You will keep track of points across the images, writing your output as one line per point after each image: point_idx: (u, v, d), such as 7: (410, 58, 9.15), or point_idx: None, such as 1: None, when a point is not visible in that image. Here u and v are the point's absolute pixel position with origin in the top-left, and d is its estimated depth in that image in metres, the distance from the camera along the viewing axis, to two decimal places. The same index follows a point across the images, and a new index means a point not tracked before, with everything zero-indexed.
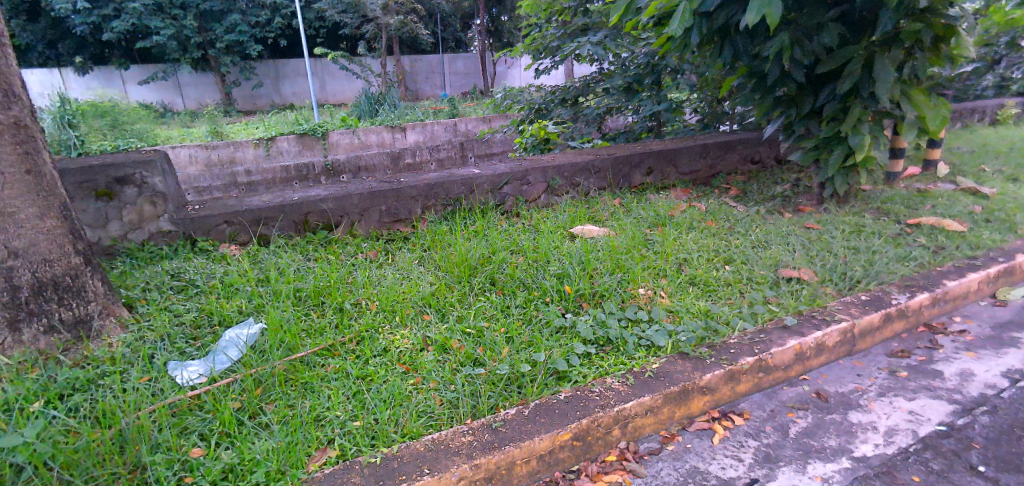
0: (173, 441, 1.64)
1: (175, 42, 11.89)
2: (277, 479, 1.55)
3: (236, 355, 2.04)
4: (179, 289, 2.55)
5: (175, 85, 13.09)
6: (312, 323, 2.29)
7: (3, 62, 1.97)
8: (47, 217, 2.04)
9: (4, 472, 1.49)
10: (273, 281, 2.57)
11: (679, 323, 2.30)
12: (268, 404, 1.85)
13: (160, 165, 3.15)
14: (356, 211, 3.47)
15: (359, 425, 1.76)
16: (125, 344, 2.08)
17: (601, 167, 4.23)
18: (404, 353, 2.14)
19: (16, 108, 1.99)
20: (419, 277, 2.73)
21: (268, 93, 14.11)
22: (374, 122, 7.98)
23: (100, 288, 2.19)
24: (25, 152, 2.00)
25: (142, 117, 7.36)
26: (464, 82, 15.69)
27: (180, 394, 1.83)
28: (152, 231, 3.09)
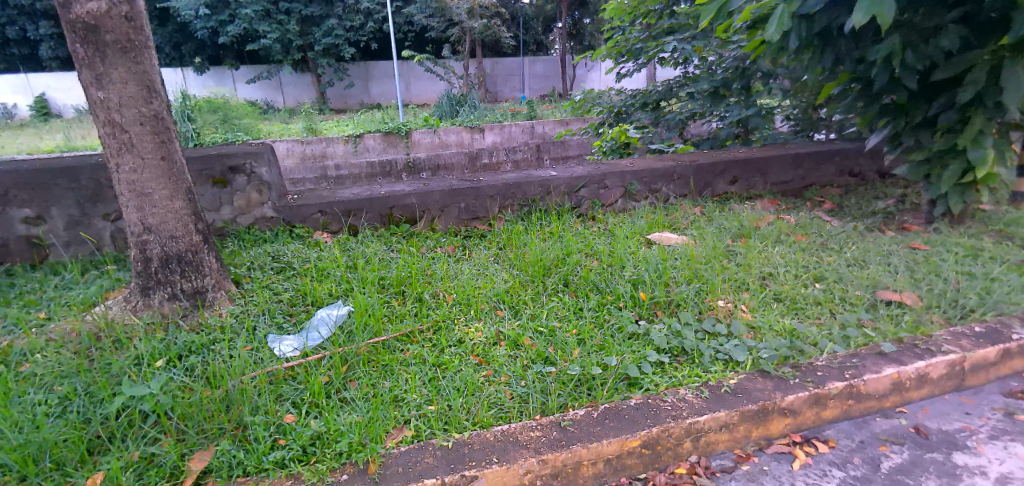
0: (270, 405, 1.79)
1: (279, 45, 12.85)
2: (358, 450, 1.66)
3: (326, 333, 2.21)
4: (278, 269, 2.79)
5: (277, 85, 14.32)
6: (393, 310, 2.43)
7: (147, 62, 2.21)
8: (175, 199, 2.29)
9: (133, 417, 1.73)
10: (359, 268, 2.75)
11: (760, 340, 2.19)
12: (352, 381, 1.98)
13: (267, 156, 3.42)
14: (437, 208, 3.61)
15: (433, 410, 1.84)
16: (233, 314, 2.31)
17: (682, 173, 4.11)
18: (478, 345, 2.21)
19: (156, 103, 2.23)
20: (494, 274, 2.80)
21: (358, 93, 14.99)
22: (454, 123, 8.20)
23: (214, 265, 2.45)
24: (161, 141, 2.24)
25: (247, 112, 8.03)
26: (543, 84, 15.80)
27: (277, 364, 2.00)
28: (257, 216, 3.38)
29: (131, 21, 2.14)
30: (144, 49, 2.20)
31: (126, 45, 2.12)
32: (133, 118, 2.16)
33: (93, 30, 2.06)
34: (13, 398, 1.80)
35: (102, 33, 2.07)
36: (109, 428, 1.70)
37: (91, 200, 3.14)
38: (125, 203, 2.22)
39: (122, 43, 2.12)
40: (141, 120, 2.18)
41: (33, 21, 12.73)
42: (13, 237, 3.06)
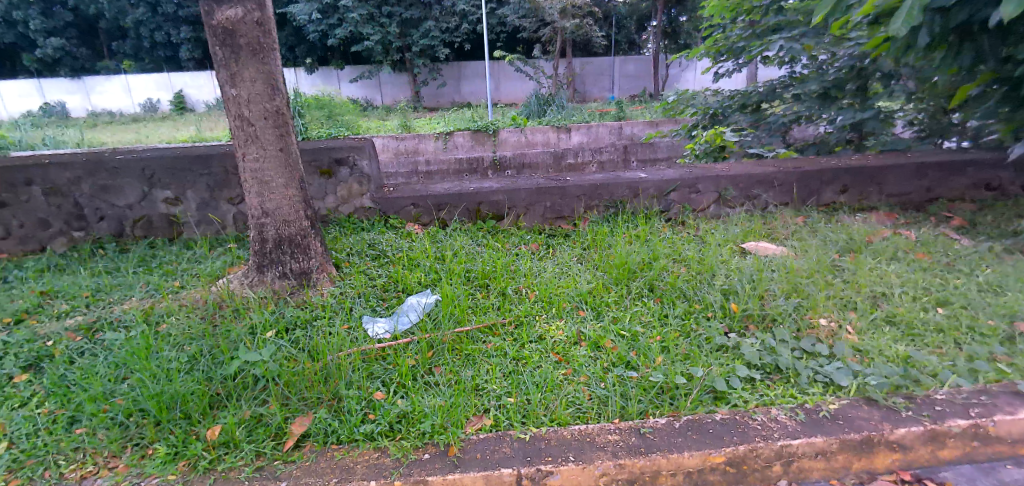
0: (362, 382, 1.92)
1: (381, 46, 13.57)
2: (439, 433, 1.74)
3: (414, 318, 2.32)
4: (374, 256, 2.97)
5: (377, 84, 15.17)
6: (477, 302, 2.50)
7: (273, 63, 2.42)
8: (289, 187, 2.50)
9: (247, 379, 1.93)
10: (447, 260, 2.86)
11: (868, 365, 2.01)
12: (436, 367, 2.07)
13: (368, 150, 3.63)
14: (523, 205, 3.66)
15: (512, 402, 1.87)
16: (333, 296, 2.49)
17: (784, 180, 3.85)
18: (558, 343, 2.21)
19: (278, 100, 2.44)
20: (577, 274, 2.79)
21: (450, 92, 15.51)
22: (541, 122, 8.20)
23: (319, 249, 2.66)
24: (281, 134, 2.45)
25: (350, 110, 8.56)
26: (634, 85, 15.40)
27: (370, 343, 2.13)
28: (357, 206, 3.62)
29: (262, 25, 2.36)
30: (271, 50, 2.42)
31: (256, 47, 2.35)
32: (258, 113, 2.39)
33: (230, 34, 2.30)
34: (154, 353, 2.08)
35: (237, 37, 2.30)
36: (227, 387, 1.91)
37: (219, 185, 3.52)
38: (248, 188, 2.47)
39: (253, 45, 2.34)
40: (265, 115, 2.40)
41: (176, 27, 14.43)
42: (156, 214, 3.51)
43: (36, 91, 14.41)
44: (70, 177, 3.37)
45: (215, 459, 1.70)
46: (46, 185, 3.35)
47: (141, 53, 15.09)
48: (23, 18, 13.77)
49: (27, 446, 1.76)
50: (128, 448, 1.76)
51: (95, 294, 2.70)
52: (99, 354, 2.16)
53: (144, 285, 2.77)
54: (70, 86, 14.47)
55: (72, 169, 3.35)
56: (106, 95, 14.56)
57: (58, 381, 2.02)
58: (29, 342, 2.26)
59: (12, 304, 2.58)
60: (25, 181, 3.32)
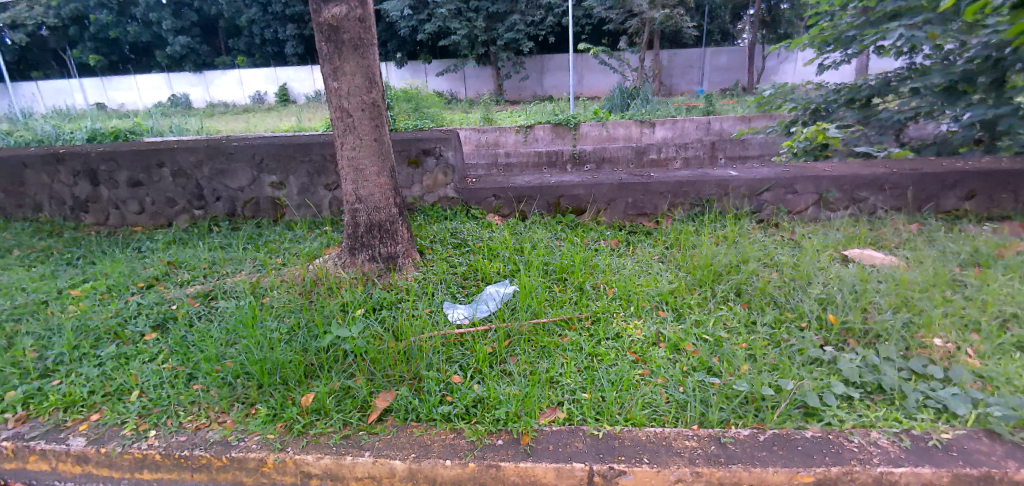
0: (441, 365, 2.00)
1: (467, 40, 13.85)
2: (513, 421, 1.77)
3: (493, 307, 2.38)
4: (455, 245, 3.06)
5: (461, 78, 15.55)
6: (555, 295, 2.50)
7: (372, 57, 2.55)
8: (382, 175, 2.63)
9: (338, 353, 2.07)
10: (526, 252, 2.88)
11: (991, 394, 1.78)
12: (512, 356, 2.10)
13: (453, 142, 3.73)
14: (603, 200, 3.61)
15: (587, 397, 1.86)
16: (417, 281, 2.60)
17: (896, 183, 3.49)
18: (636, 342, 2.16)
19: (375, 92, 2.57)
20: (658, 273, 2.70)
21: (533, 86, 15.55)
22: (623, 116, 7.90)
23: (405, 235, 2.78)
24: (376, 125, 2.58)
25: (436, 102, 8.82)
26: (725, 78, 14.56)
27: (450, 328, 2.21)
28: (441, 196, 3.74)
29: (363, 22, 2.49)
30: (370, 45, 2.54)
31: (358, 42, 2.48)
32: (356, 105, 2.53)
33: (335, 30, 2.44)
34: (258, 322, 2.29)
35: (341, 33, 2.45)
36: (319, 359, 2.06)
37: (317, 172, 3.77)
38: (344, 176, 2.63)
39: (354, 41, 2.48)
40: (362, 106, 2.54)
41: (283, 24, 15.56)
42: (262, 196, 3.83)
43: (165, 84, 16.16)
44: (194, 161, 3.77)
45: (308, 423, 1.84)
46: (175, 167, 3.79)
47: (252, 49, 16.43)
48: (157, 19, 15.45)
49: (155, 396, 2.01)
50: (234, 406, 1.95)
51: (211, 266, 3.01)
52: (213, 319, 2.42)
53: (252, 260, 3.05)
54: (193, 79, 16.09)
55: (195, 153, 3.75)
56: (222, 87, 16.05)
57: (180, 341, 2.28)
58: (158, 305, 2.57)
59: (145, 272, 2.94)
60: (159, 164, 3.79)
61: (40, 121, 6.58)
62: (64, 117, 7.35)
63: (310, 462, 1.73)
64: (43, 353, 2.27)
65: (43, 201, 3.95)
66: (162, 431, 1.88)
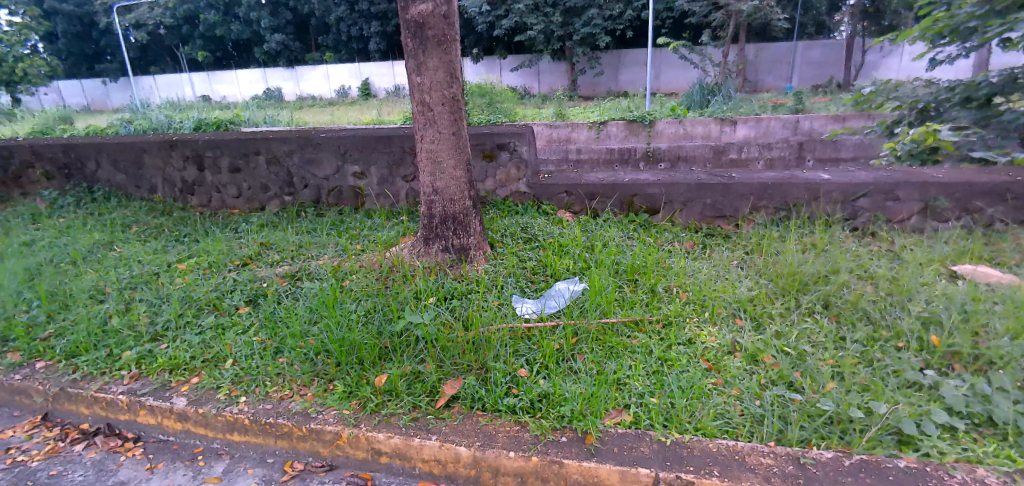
0: (509, 358, 2.02)
1: (543, 36, 13.80)
2: (578, 419, 1.76)
3: (561, 304, 2.37)
4: (526, 239, 3.08)
5: (535, 73, 15.60)
6: (625, 295, 2.46)
7: (454, 52, 2.61)
8: (458, 169, 2.70)
9: (411, 339, 2.16)
10: (597, 250, 2.85)
11: None
12: (579, 354, 2.08)
13: (528, 137, 3.73)
14: (680, 201, 3.49)
15: (655, 402, 1.81)
16: (487, 273, 2.65)
17: (1021, 193, 3.10)
18: (709, 350, 2.08)
19: (455, 87, 2.62)
20: (736, 279, 2.58)
21: (608, 81, 15.30)
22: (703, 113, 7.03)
23: (478, 227, 2.83)
24: (455, 120, 2.64)
25: (510, 97, 8.86)
26: (819, 73, 13.53)
27: (518, 322, 2.23)
28: (513, 190, 3.77)
29: (448, 18, 2.55)
30: (453, 41, 2.60)
31: (442, 39, 2.54)
32: (438, 100, 2.60)
33: (421, 27, 2.52)
34: (338, 303, 2.42)
35: (426, 30, 2.52)
36: (393, 343, 2.15)
37: (397, 164, 3.92)
38: (423, 168, 2.72)
39: (439, 37, 2.54)
40: (443, 101, 2.60)
41: (368, 21, 16.23)
42: (345, 186, 4.04)
43: (261, 78, 17.40)
44: (286, 150, 4.04)
45: (380, 403, 1.93)
46: (269, 155, 4.08)
47: (339, 46, 17.27)
48: (257, 18, 16.61)
49: (246, 365, 2.19)
50: (315, 381, 2.08)
51: (298, 248, 3.21)
52: (299, 298, 2.59)
53: (334, 245, 3.23)
54: (285, 74, 17.21)
55: (288, 143, 4.02)
56: (311, 81, 17.05)
57: (269, 317, 2.46)
58: (251, 282, 2.78)
59: (240, 251, 3.19)
60: (256, 152, 4.09)
61: (155, 112, 7.30)
62: (175, 108, 8.11)
63: (381, 440, 1.81)
64: (154, 319, 2.53)
65: (157, 183, 4.39)
66: (251, 398, 2.04)
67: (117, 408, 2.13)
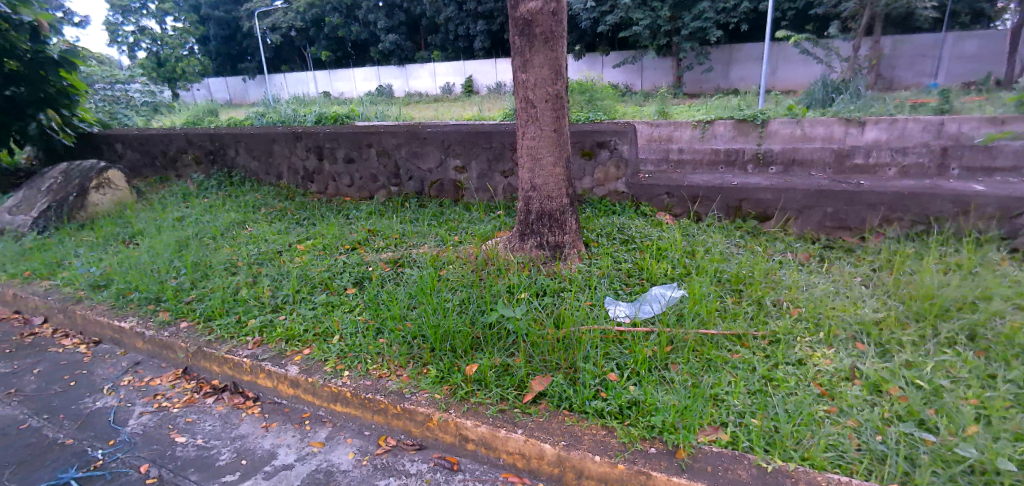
0: (599, 360, 1.98)
1: (649, 31, 13.35)
2: (669, 432, 1.68)
3: (657, 309, 2.29)
4: (622, 240, 3.00)
5: (638, 69, 15.19)
6: (728, 306, 2.32)
7: (560, 49, 2.59)
8: (557, 166, 2.69)
9: (503, 332, 2.19)
10: (698, 256, 2.72)
11: None
12: (673, 364, 2.00)
13: (630, 135, 3.62)
14: (795, 208, 3.23)
15: (757, 424, 1.68)
16: (580, 273, 2.63)
17: None
18: (823, 374, 1.90)
19: (560, 84, 2.61)
20: (860, 298, 2.33)
21: (715, 77, 14.42)
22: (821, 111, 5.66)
23: (574, 225, 2.81)
24: (557, 117, 2.64)
25: (610, 95, 8.68)
26: (970, 69, 11.82)
27: (610, 325, 2.19)
28: (611, 189, 3.70)
29: (556, 15, 2.53)
30: (560, 38, 2.58)
31: (549, 36, 2.54)
32: (541, 97, 2.60)
33: (529, 24, 2.53)
34: (436, 292, 2.52)
35: (534, 27, 2.53)
36: (485, 334, 2.20)
37: (496, 159, 3.99)
38: (523, 164, 2.74)
39: (546, 34, 2.54)
40: (546, 98, 2.60)
41: (474, 20, 16.68)
42: (447, 179, 4.20)
43: (375, 75, 18.61)
44: (395, 143, 4.27)
45: (470, 391, 1.99)
46: (380, 148, 4.34)
47: (446, 45, 17.96)
48: (374, 20, 17.71)
49: (350, 343, 2.35)
50: (411, 364, 2.18)
51: (401, 237, 3.39)
52: (400, 284, 2.73)
53: (434, 235, 3.37)
54: (396, 71, 18.26)
55: (398, 137, 4.25)
56: (419, 79, 17.94)
57: (373, 299, 2.63)
58: (359, 266, 2.99)
59: (351, 236, 3.43)
60: (368, 144, 4.37)
61: (284, 107, 8.06)
62: (300, 103, 8.90)
63: (468, 427, 1.86)
64: (276, 292, 2.80)
65: (284, 171, 4.85)
66: (353, 373, 2.19)
67: (242, 369, 2.38)
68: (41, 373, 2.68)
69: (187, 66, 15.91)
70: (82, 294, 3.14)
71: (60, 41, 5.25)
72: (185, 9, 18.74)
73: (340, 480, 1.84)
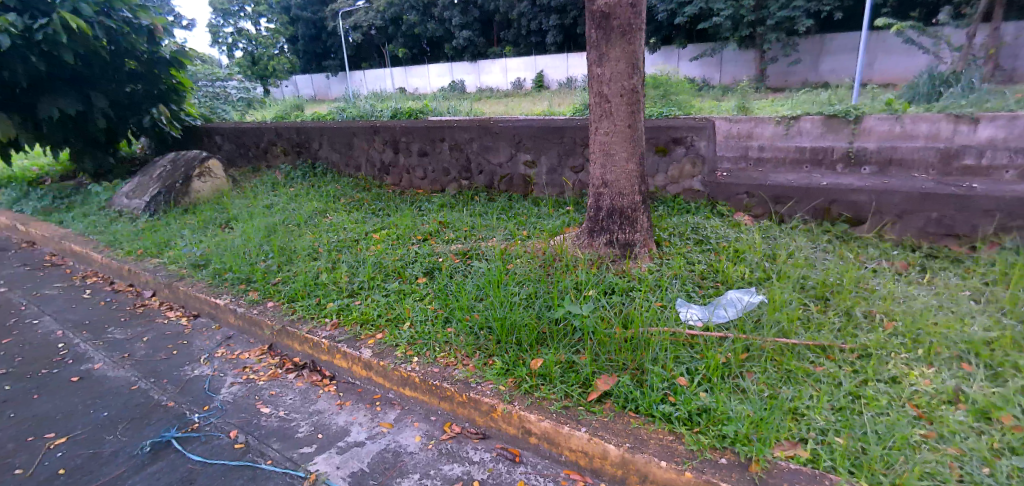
0: (668, 363, 1.93)
1: (730, 22, 12.69)
2: (742, 444, 1.61)
3: (733, 314, 2.19)
4: (696, 241, 2.90)
5: (717, 63, 14.62)
6: (811, 316, 2.18)
7: (638, 42, 2.52)
8: (630, 162, 2.63)
9: (569, 329, 2.18)
10: (780, 261, 2.57)
11: None
12: (748, 373, 1.90)
13: (708, 131, 3.47)
14: (892, 212, 2.97)
15: (841, 443, 1.57)
16: (651, 272, 2.56)
17: None
18: (920, 394, 1.74)
19: (636, 78, 2.54)
20: (967, 314, 2.11)
21: (804, 71, 13.52)
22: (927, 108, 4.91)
23: (645, 224, 2.74)
24: (632, 111, 2.58)
25: (686, 89, 8.36)
26: None
27: (680, 327, 2.12)
28: (685, 187, 3.57)
29: (635, 7, 2.46)
30: (638, 31, 2.51)
31: (626, 29, 2.48)
32: (616, 91, 2.55)
33: (606, 17, 2.48)
34: (503, 285, 2.55)
35: (612, 20, 2.48)
36: (551, 329, 2.20)
37: (567, 154, 3.97)
38: (594, 160, 2.71)
39: (624, 27, 2.48)
40: (621, 92, 2.55)
41: (547, 15, 16.61)
42: (516, 174, 4.22)
43: (449, 71, 19.05)
44: (467, 137, 4.35)
45: (534, 385, 2.00)
46: (452, 142, 4.44)
47: (518, 40, 18.03)
48: (449, 17, 18.08)
49: (420, 330, 2.43)
50: (477, 354, 2.23)
51: (471, 229, 3.46)
52: (468, 275, 2.79)
53: (503, 229, 3.40)
54: (469, 67, 18.59)
55: (470, 131, 4.32)
56: (491, 74, 18.15)
57: (442, 289, 2.70)
58: (429, 256, 3.08)
59: (423, 227, 3.53)
60: (441, 138, 4.48)
61: (363, 102, 8.42)
62: (377, 98, 9.26)
63: (532, 421, 1.87)
64: (353, 278, 2.95)
65: (362, 163, 5.08)
66: (422, 359, 2.27)
67: (320, 349, 2.53)
68: (149, 341, 2.98)
69: (277, 65, 16.99)
70: (185, 272, 3.46)
71: (172, 42, 5.78)
72: (277, 11, 20.01)
73: (407, 462, 1.92)
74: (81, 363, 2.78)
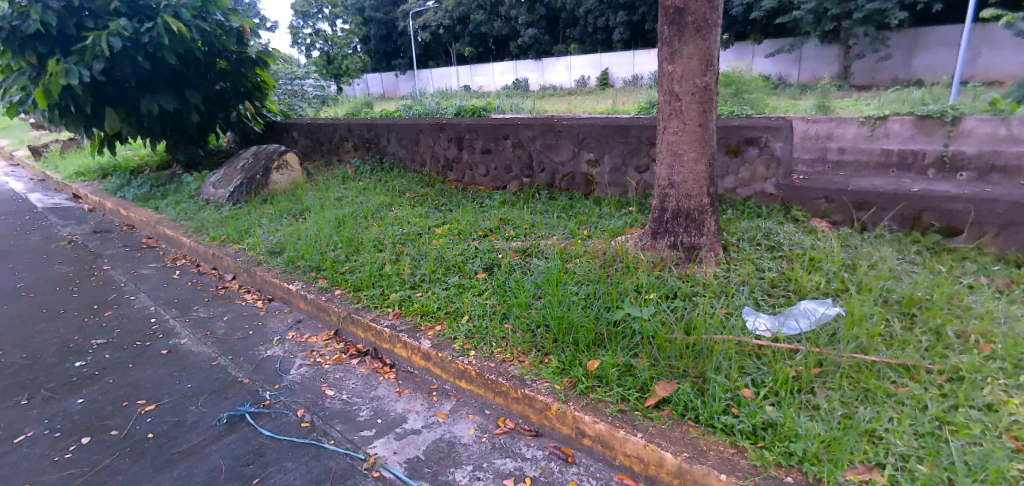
0: (732, 373, 1.85)
1: (812, 16, 11.96)
2: (811, 463, 1.52)
3: (805, 326, 2.07)
4: (767, 247, 2.76)
5: (797, 59, 13.92)
6: (894, 332, 2.02)
7: (713, 38, 2.43)
8: (699, 162, 2.54)
9: (629, 332, 2.14)
10: (860, 271, 2.41)
11: None
12: (820, 388, 1.79)
13: (785, 131, 3.29)
14: (995, 223, 2.70)
15: (924, 471, 1.44)
16: (717, 277, 2.47)
17: None
18: (1022, 426, 1.56)
19: (709, 76, 2.45)
20: None
21: (894, 66, 12.49)
22: None
23: (713, 227, 2.64)
24: (704, 110, 2.48)
25: (760, 87, 7.97)
26: None
27: (747, 337, 2.02)
28: (757, 190, 3.41)
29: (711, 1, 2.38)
30: (714, 26, 2.42)
31: (701, 25, 2.40)
32: (687, 89, 2.47)
33: (680, 13, 2.41)
34: (562, 284, 2.54)
35: (686, 15, 2.40)
36: (609, 331, 2.17)
37: (631, 153, 3.89)
38: (661, 159, 2.64)
39: (699, 22, 2.40)
40: (693, 90, 2.46)
41: (615, 12, 16.35)
42: (579, 172, 4.19)
43: (513, 69, 19.18)
44: (531, 135, 4.36)
45: (590, 387, 1.98)
46: (516, 140, 4.46)
47: (584, 38, 17.87)
48: (515, 15, 18.16)
49: (478, 324, 2.46)
50: (533, 351, 2.23)
51: (531, 227, 3.46)
52: (527, 272, 2.80)
53: (563, 228, 3.39)
54: (533, 65, 18.63)
55: (533, 129, 4.33)
56: (555, 72, 18.11)
57: (500, 285, 2.73)
58: (490, 252, 3.12)
59: (483, 224, 3.58)
60: (505, 136, 4.52)
61: (429, 99, 8.63)
62: (444, 96, 9.49)
63: (587, 422, 1.85)
64: (415, 270, 3.03)
65: (427, 159, 5.21)
66: (479, 353, 2.30)
67: (383, 338, 2.62)
68: (229, 321, 3.21)
69: (351, 64, 17.76)
70: (262, 258, 3.69)
71: (258, 43, 6.18)
72: (352, 12, 20.90)
73: (461, 453, 1.95)
74: (170, 338, 3.04)
